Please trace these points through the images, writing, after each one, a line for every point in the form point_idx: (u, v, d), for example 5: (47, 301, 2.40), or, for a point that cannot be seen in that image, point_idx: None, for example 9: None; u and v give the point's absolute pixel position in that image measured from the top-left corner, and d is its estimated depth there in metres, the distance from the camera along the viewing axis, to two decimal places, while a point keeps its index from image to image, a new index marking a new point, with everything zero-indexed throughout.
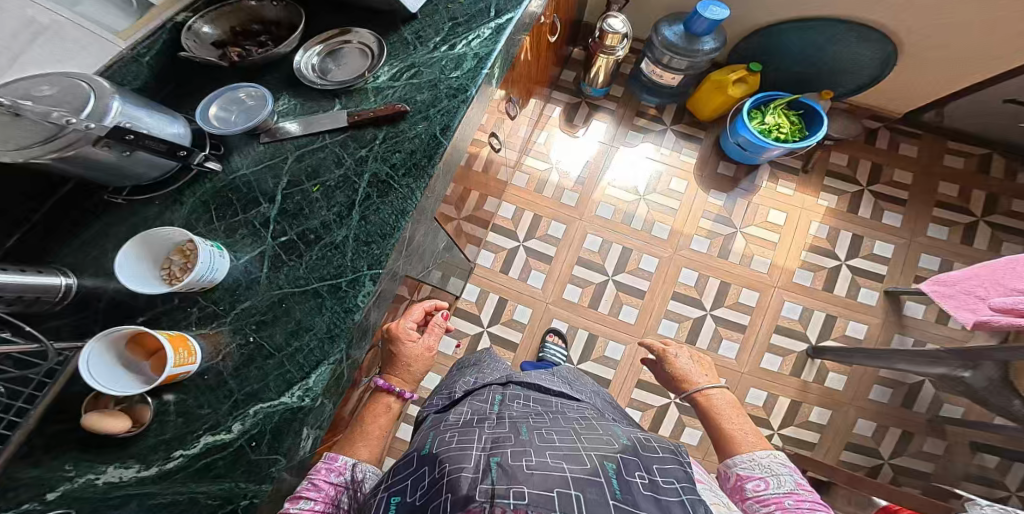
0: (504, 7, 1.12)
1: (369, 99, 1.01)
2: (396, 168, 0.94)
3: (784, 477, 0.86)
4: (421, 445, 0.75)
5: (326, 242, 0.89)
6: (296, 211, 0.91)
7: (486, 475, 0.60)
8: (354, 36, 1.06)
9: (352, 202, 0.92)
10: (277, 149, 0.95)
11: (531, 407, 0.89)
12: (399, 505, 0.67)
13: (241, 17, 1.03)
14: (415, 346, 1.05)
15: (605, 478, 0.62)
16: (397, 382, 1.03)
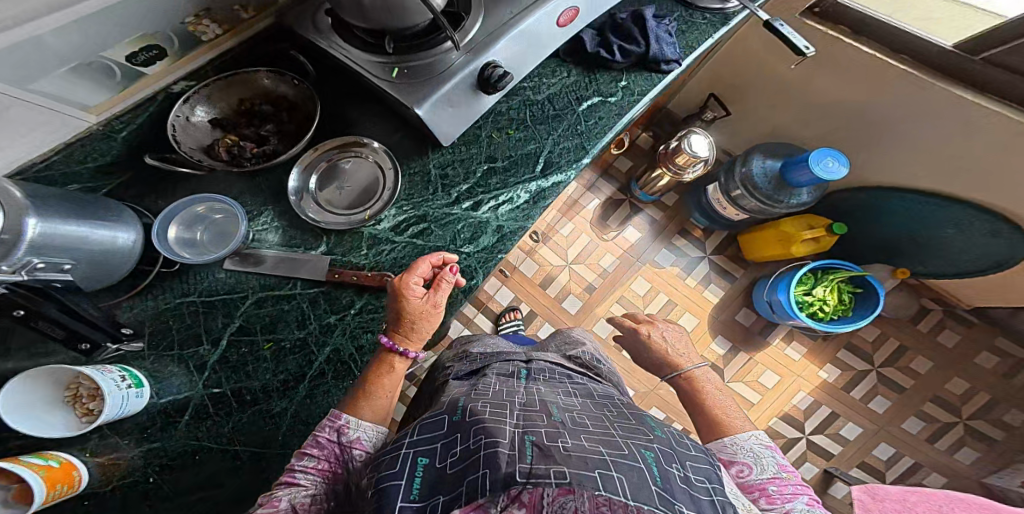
0: (556, 162, 0.90)
1: (359, 248, 0.85)
2: (363, 352, 0.82)
3: (767, 458, 0.79)
4: (453, 410, 0.65)
5: (258, 409, 0.79)
6: (240, 365, 0.80)
7: (522, 453, 0.53)
8: (365, 147, 0.88)
9: (301, 374, 0.80)
10: (240, 282, 0.82)
11: (559, 383, 0.81)
12: (425, 470, 0.56)
13: (252, 91, 0.86)
14: (424, 307, 0.77)
15: (646, 464, 0.56)
16: (400, 340, 0.78)
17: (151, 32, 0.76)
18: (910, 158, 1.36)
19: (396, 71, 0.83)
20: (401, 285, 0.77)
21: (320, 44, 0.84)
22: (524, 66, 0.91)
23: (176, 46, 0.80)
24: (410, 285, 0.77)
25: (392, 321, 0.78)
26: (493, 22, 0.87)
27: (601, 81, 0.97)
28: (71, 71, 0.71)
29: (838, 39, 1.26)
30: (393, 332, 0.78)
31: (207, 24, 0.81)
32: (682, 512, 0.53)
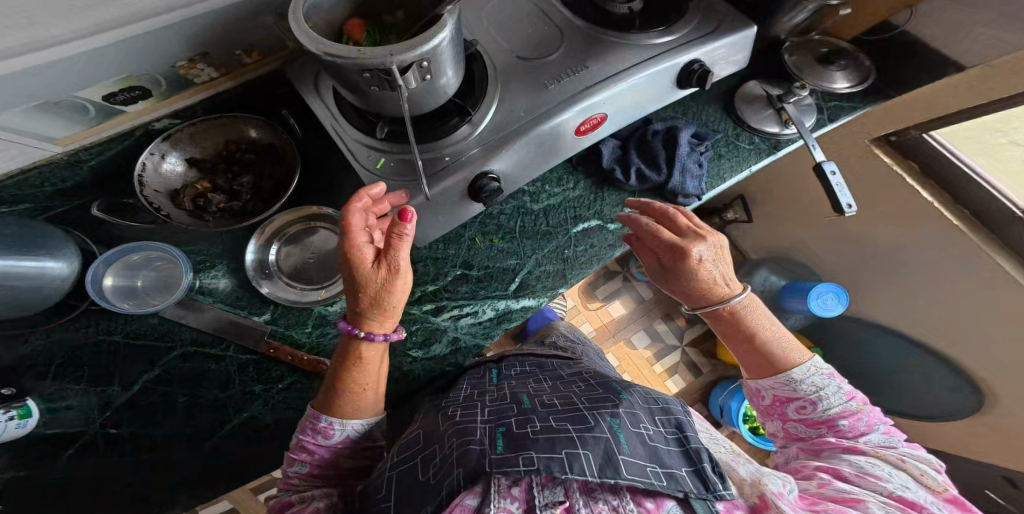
0: (531, 286, 0.84)
1: (304, 325, 0.79)
2: (276, 430, 0.76)
3: (782, 377, 0.74)
4: (428, 427, 0.71)
5: (154, 457, 0.74)
6: (150, 413, 0.76)
7: (493, 447, 0.61)
8: (332, 219, 0.79)
9: (210, 432, 0.75)
10: (171, 331, 0.77)
11: (538, 373, 0.87)
12: (411, 482, 0.63)
13: (240, 136, 0.77)
14: (376, 278, 0.64)
15: (612, 433, 0.63)
16: (360, 324, 0.67)
17: (138, 74, 0.66)
18: (916, 311, 1.28)
19: (382, 163, 0.73)
20: (354, 258, 0.64)
21: (310, 105, 0.75)
22: (525, 175, 0.82)
23: (164, 87, 0.70)
24: (361, 255, 0.64)
25: (350, 308, 0.67)
26: (504, 121, 0.76)
27: (608, 200, 0.87)
28: (35, 108, 0.63)
29: (901, 177, 1.13)
30: (352, 315, 0.67)
31: (203, 67, 0.70)
32: (647, 468, 0.61)
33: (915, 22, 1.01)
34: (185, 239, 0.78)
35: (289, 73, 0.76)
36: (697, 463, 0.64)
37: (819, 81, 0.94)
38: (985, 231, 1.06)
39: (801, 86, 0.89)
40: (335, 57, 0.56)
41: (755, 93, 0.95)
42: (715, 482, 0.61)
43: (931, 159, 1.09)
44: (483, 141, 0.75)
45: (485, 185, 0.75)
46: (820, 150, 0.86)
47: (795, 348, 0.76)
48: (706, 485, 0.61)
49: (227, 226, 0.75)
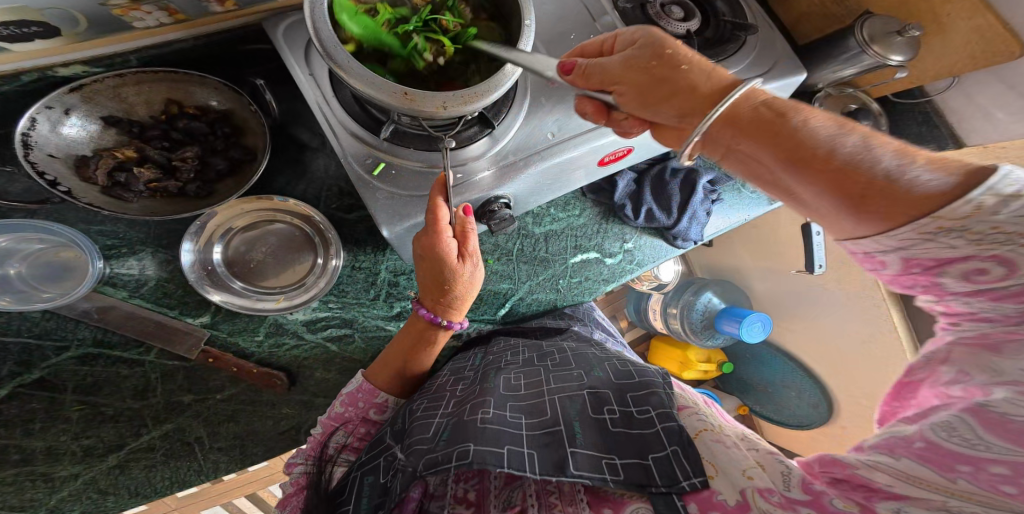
0: (523, 305, 0.85)
1: (255, 333, 0.67)
2: (211, 442, 0.66)
3: (961, 232, 0.37)
4: (394, 422, 0.63)
5: (28, 470, 0.62)
6: (21, 424, 0.61)
7: (438, 444, 0.52)
8: (314, 225, 0.69)
9: (118, 445, 0.64)
10: (63, 328, 0.62)
11: (532, 342, 0.77)
12: (370, 489, 0.54)
13: (184, 91, 0.61)
14: (466, 271, 0.59)
15: (565, 424, 0.55)
16: (446, 314, 0.63)
17: (39, 8, 0.46)
18: (809, 350, 1.34)
19: (380, 169, 0.59)
20: (442, 256, 0.56)
21: (296, 79, 0.59)
22: (529, 199, 0.73)
23: (82, 27, 0.51)
24: (448, 252, 0.56)
25: (428, 290, 0.62)
26: (528, 142, 0.65)
27: (610, 234, 0.87)
28: None
29: None
30: (436, 305, 0.62)
31: (149, 10, 0.52)
32: (601, 461, 0.51)
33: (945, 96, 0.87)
34: (92, 218, 0.62)
35: (276, 34, 0.60)
36: (673, 443, 0.50)
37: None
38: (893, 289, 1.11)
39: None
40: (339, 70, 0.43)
41: None
42: (678, 472, 0.47)
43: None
44: (501, 159, 0.64)
45: (495, 210, 0.66)
46: None
47: (933, 166, 0.38)
48: (671, 476, 0.47)
49: (155, 212, 0.60)
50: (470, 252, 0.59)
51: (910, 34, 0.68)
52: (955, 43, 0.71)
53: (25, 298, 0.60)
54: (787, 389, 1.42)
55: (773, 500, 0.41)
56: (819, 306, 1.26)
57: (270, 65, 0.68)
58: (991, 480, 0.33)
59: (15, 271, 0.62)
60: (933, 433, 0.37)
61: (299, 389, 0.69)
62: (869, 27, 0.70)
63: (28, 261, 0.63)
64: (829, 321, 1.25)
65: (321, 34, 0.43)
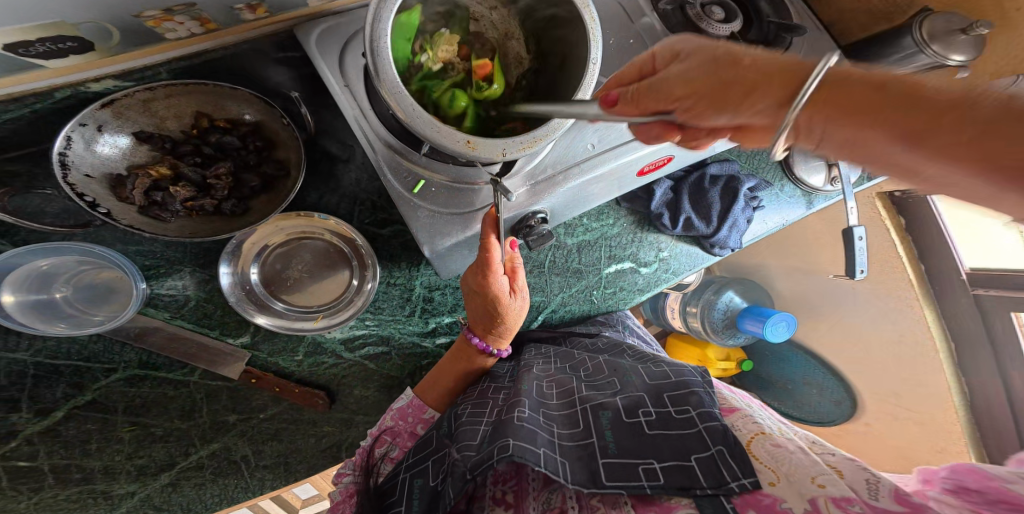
0: (556, 315, 0.84)
1: (295, 353, 0.67)
2: (257, 458, 0.68)
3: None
4: (440, 425, 0.61)
5: (89, 488, 0.64)
6: (80, 445, 0.63)
7: (480, 446, 0.51)
8: (353, 245, 0.67)
9: (170, 464, 0.66)
10: (110, 350, 0.62)
11: (562, 349, 0.76)
12: (421, 492, 0.53)
13: (216, 101, 0.58)
14: (516, 305, 0.58)
15: (598, 435, 0.53)
16: (493, 342, 0.64)
17: (72, 24, 0.44)
18: (835, 351, 1.32)
19: (421, 187, 0.57)
20: (493, 294, 0.56)
21: (331, 92, 0.56)
22: (565, 213, 0.70)
23: (114, 40, 0.48)
24: (500, 290, 0.55)
25: (477, 323, 0.62)
26: (565, 154, 0.63)
27: (644, 243, 0.85)
28: None
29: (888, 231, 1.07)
30: (486, 335, 0.63)
31: (182, 21, 0.49)
32: (636, 468, 0.50)
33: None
34: (129, 238, 0.61)
35: (310, 41, 0.57)
36: (717, 443, 0.50)
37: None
38: (929, 287, 1.09)
39: None
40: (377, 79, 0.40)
41: None
42: (725, 473, 0.47)
43: (922, 220, 1.05)
44: (538, 174, 0.62)
45: (532, 226, 0.65)
46: (855, 212, 0.84)
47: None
48: (717, 477, 0.47)
49: (192, 232, 0.58)
50: (518, 286, 0.59)
51: (975, 33, 0.65)
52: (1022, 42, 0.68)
53: (78, 324, 0.60)
54: (808, 385, 1.40)
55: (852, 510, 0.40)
56: (848, 308, 1.24)
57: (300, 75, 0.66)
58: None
59: (63, 294, 0.61)
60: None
61: (340, 407, 0.70)
62: (931, 25, 0.67)
63: (71, 285, 0.62)
64: (856, 322, 1.24)
65: (381, 69, 0.40)
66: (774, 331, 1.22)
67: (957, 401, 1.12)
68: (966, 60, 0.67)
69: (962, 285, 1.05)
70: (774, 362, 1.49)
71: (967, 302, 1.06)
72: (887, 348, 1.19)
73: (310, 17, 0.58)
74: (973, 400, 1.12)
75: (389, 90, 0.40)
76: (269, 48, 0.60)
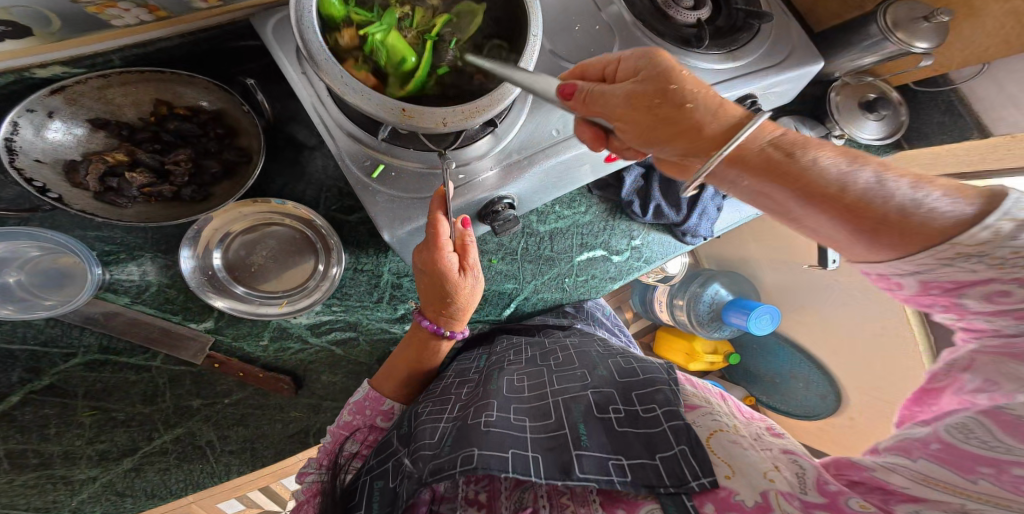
0: (529, 303, 0.84)
1: (260, 338, 0.67)
2: (223, 443, 0.69)
3: (981, 257, 0.37)
4: (402, 424, 0.62)
5: (47, 474, 0.65)
6: (37, 429, 0.64)
7: (443, 447, 0.51)
8: (315, 230, 0.67)
9: (133, 448, 0.67)
10: (69, 334, 0.62)
11: (534, 339, 0.76)
12: (381, 494, 0.53)
13: (172, 89, 0.59)
14: (467, 283, 0.59)
15: (570, 427, 0.53)
16: (446, 324, 0.64)
17: (8, 8, 0.44)
18: (819, 341, 1.32)
19: (380, 171, 0.57)
20: (442, 270, 0.57)
21: (289, 80, 0.56)
22: (535, 198, 0.70)
23: (57, 27, 0.48)
24: (449, 266, 0.56)
25: (429, 304, 0.62)
26: (532, 138, 0.62)
27: (616, 231, 0.85)
28: None
29: None
30: (436, 315, 0.63)
31: (127, 8, 0.49)
32: (607, 462, 0.49)
33: (973, 84, 0.83)
34: (88, 223, 0.61)
35: (265, 32, 0.57)
36: (681, 442, 0.49)
37: (852, 130, 0.80)
38: None
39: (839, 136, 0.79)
40: (318, 65, 0.41)
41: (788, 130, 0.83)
42: (686, 471, 0.46)
43: None
44: (505, 158, 0.62)
45: (498, 211, 0.64)
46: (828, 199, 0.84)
47: (951, 195, 0.39)
48: (680, 476, 0.46)
49: (149, 217, 0.58)
50: (470, 264, 0.60)
51: (937, 21, 0.65)
52: (987, 29, 0.68)
53: (28, 306, 0.60)
54: (795, 379, 1.40)
55: (798, 503, 0.40)
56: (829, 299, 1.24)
57: (261, 62, 0.66)
58: (1011, 481, 0.33)
59: (16, 280, 0.62)
60: (948, 433, 0.38)
61: (306, 392, 0.71)
62: (895, 12, 0.67)
63: (24, 270, 0.62)
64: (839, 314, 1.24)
65: (307, 41, 0.40)
66: (755, 324, 1.22)
67: None
68: (929, 48, 0.66)
69: None
70: (759, 354, 1.49)
71: None
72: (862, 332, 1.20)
73: (267, 6, 0.58)
74: None
75: (329, 74, 0.41)
76: (224, 35, 0.60)
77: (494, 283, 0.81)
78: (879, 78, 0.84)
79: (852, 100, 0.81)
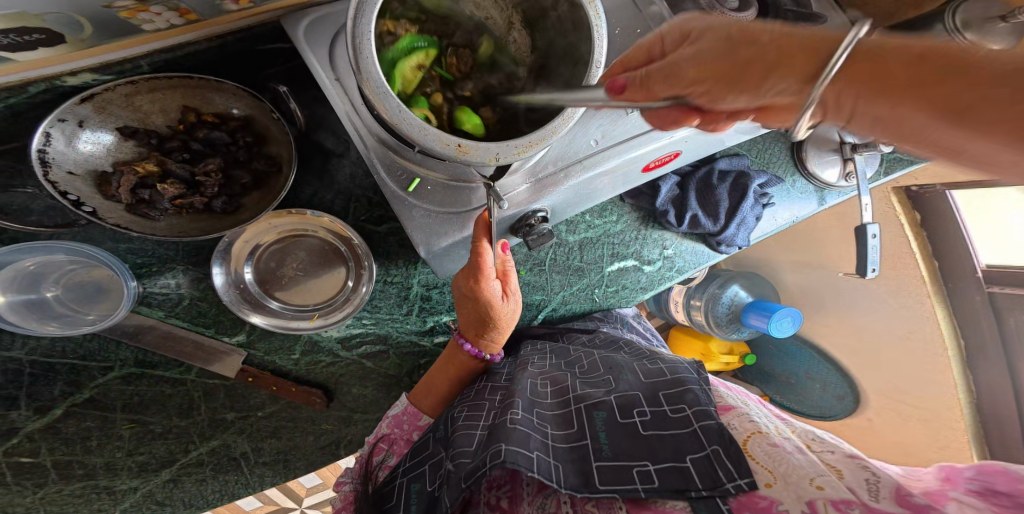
0: (557, 313, 0.83)
1: (292, 351, 0.66)
2: (258, 454, 0.69)
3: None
4: (438, 426, 0.61)
5: (92, 484, 0.65)
6: (81, 442, 0.63)
7: (477, 450, 0.50)
8: (350, 246, 0.65)
9: (170, 460, 0.66)
10: (107, 349, 0.61)
11: (559, 346, 0.75)
12: (418, 497, 0.52)
13: (202, 95, 0.56)
14: (508, 309, 0.59)
15: (592, 437, 0.53)
16: (486, 347, 0.63)
17: (39, 16, 0.41)
18: (842, 346, 1.30)
19: (415, 185, 0.55)
20: (484, 299, 0.56)
21: (322, 87, 0.54)
22: (567, 210, 0.68)
23: (87, 33, 0.45)
24: (492, 294, 0.56)
25: (468, 327, 0.61)
26: (568, 151, 0.59)
27: (648, 240, 0.82)
28: None
29: (902, 226, 1.05)
30: (476, 338, 0.62)
31: (159, 12, 0.46)
32: (630, 470, 0.48)
33: None
34: (119, 235, 0.59)
35: (298, 37, 0.54)
36: (712, 443, 0.48)
37: None
38: (942, 286, 1.06)
39: (888, 142, 0.77)
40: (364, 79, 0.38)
41: (825, 134, 0.83)
42: (721, 474, 0.45)
43: (939, 215, 1.02)
44: (538, 171, 0.59)
45: (532, 225, 0.62)
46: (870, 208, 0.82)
47: None
48: (713, 478, 0.45)
49: (182, 230, 0.56)
50: (510, 290, 0.59)
51: None
52: None
53: (72, 322, 0.59)
54: (811, 380, 1.38)
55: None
56: (856, 304, 1.22)
57: (287, 65, 0.62)
58: None
59: (56, 293, 0.61)
60: None
61: (338, 404, 0.70)
62: None
63: (61, 283, 0.60)
64: (865, 319, 1.21)
65: (363, 69, 0.38)
66: (778, 327, 1.20)
67: (964, 401, 1.11)
68: None
69: (977, 283, 1.02)
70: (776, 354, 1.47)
71: (980, 300, 1.03)
72: (892, 342, 1.17)
73: (298, 6, 0.55)
74: (980, 399, 1.10)
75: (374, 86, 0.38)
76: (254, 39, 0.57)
77: (525, 292, 0.79)
78: None
79: None
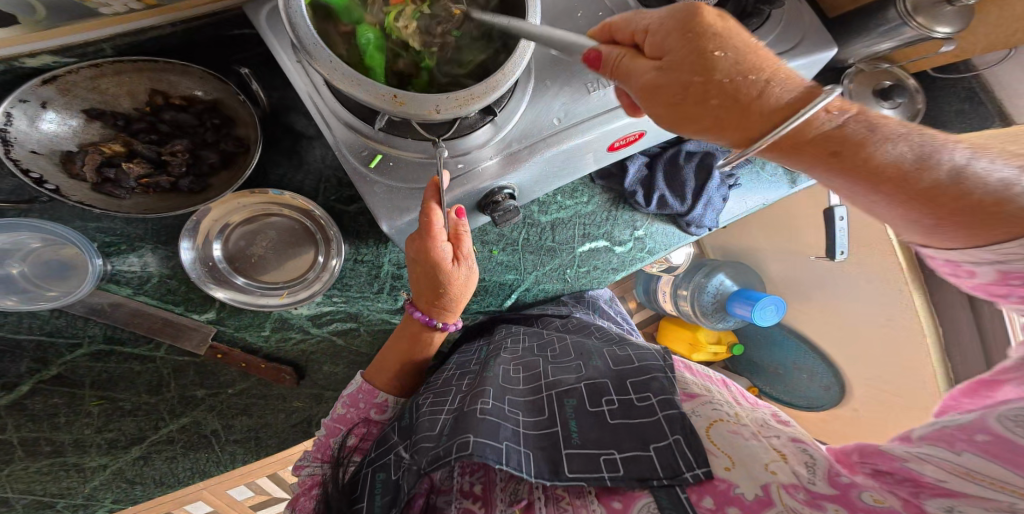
0: (531, 294, 0.84)
1: (263, 328, 0.68)
2: (228, 431, 0.70)
3: None
4: (402, 416, 0.62)
5: (61, 461, 0.66)
6: (48, 419, 0.65)
7: (444, 438, 0.50)
8: (314, 220, 0.66)
9: (140, 437, 0.68)
10: (74, 326, 0.63)
11: (533, 329, 0.76)
12: (383, 486, 0.52)
13: (167, 77, 0.57)
14: (460, 273, 0.60)
15: (561, 424, 0.52)
16: (441, 314, 0.64)
17: None
18: (824, 334, 1.31)
19: (377, 161, 0.56)
20: (435, 259, 0.57)
21: (284, 69, 0.55)
22: (535, 188, 0.69)
23: None
24: (442, 256, 0.57)
25: (421, 294, 0.63)
26: (531, 129, 0.60)
27: (619, 221, 0.84)
28: None
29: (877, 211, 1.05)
30: (429, 307, 0.63)
31: None
32: (598, 458, 0.48)
33: (995, 70, 0.80)
34: (88, 215, 0.61)
35: (260, 20, 0.56)
36: (676, 432, 0.48)
37: None
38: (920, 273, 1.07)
39: None
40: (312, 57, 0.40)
41: None
42: (680, 462, 0.45)
43: None
44: (504, 148, 0.60)
45: (498, 201, 0.62)
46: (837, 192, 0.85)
47: (949, 188, 0.40)
48: (673, 467, 0.45)
49: (148, 208, 0.58)
50: (463, 254, 0.60)
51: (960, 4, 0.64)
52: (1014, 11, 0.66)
53: (31, 297, 0.61)
54: (798, 371, 1.40)
55: (801, 497, 0.39)
56: (835, 290, 1.22)
57: (255, 51, 0.64)
58: None
59: (19, 270, 0.62)
60: (998, 422, 0.35)
61: (308, 382, 0.71)
62: None
63: (26, 261, 0.62)
64: (845, 306, 1.22)
65: (296, 26, 0.39)
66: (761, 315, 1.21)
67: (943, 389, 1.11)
68: (951, 32, 0.66)
69: None
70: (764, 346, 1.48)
71: None
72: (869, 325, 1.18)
73: None
74: None
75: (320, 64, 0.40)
76: (218, 24, 0.59)
77: (496, 273, 0.80)
78: (895, 63, 0.81)
79: (866, 89, 0.78)
